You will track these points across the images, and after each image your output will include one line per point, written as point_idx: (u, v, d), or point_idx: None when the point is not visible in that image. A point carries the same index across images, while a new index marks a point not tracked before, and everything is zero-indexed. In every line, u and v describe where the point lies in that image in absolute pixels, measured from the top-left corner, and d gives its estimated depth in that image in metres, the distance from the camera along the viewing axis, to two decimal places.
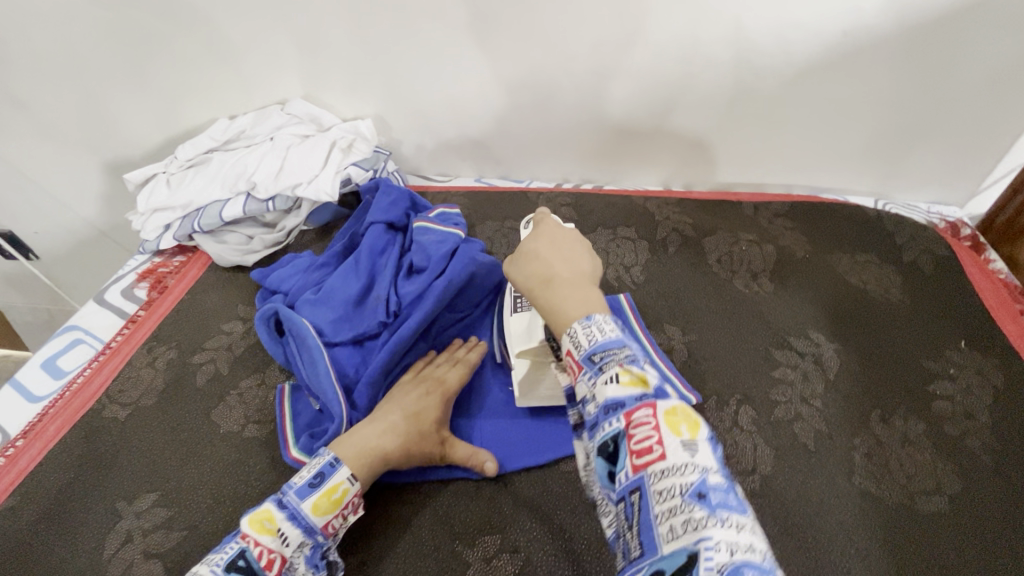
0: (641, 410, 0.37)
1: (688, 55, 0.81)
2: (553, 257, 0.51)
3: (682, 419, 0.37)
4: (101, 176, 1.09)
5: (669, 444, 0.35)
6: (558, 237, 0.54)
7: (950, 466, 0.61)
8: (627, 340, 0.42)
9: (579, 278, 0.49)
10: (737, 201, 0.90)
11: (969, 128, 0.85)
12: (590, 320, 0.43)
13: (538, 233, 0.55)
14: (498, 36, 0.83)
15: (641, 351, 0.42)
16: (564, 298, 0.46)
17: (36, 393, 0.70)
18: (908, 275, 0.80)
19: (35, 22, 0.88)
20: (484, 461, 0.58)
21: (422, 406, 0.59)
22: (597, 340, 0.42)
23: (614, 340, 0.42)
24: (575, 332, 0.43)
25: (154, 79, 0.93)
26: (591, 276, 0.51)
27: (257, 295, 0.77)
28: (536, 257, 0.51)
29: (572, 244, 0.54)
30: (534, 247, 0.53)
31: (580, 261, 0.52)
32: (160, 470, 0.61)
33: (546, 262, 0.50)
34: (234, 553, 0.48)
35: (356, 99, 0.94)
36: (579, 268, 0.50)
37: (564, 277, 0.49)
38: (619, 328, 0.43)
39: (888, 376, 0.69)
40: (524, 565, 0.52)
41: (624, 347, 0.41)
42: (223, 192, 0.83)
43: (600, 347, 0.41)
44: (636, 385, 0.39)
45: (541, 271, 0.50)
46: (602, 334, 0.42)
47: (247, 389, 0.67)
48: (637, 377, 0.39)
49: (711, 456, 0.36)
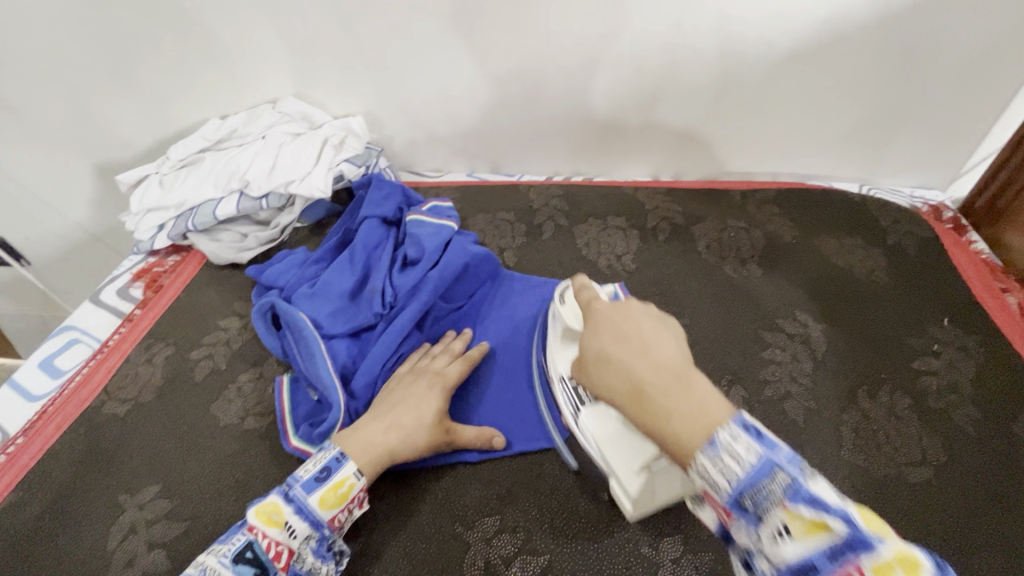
0: (841, 571, 0.32)
1: (672, 47, 0.83)
2: (628, 351, 0.45)
3: (896, 567, 0.31)
4: (92, 180, 1.09)
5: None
6: (619, 319, 0.48)
7: (934, 438, 0.63)
8: (776, 458, 0.35)
9: (670, 372, 0.42)
10: (725, 189, 0.92)
11: (947, 113, 0.87)
12: (714, 445, 0.37)
13: (596, 326, 0.49)
14: (485, 31, 0.84)
15: (797, 461, 0.36)
16: (672, 417, 0.39)
17: (35, 393, 0.70)
18: (892, 256, 0.82)
19: (24, 26, 0.88)
20: (491, 437, 0.60)
21: (423, 400, 0.59)
22: (738, 477, 0.36)
23: (761, 469, 0.35)
24: (701, 467, 0.37)
25: (145, 80, 0.94)
26: (684, 360, 0.43)
27: (253, 291, 0.78)
28: (608, 361, 0.45)
29: (641, 325, 0.47)
30: (600, 345, 0.47)
31: (662, 348, 0.44)
32: (161, 463, 0.61)
33: (625, 364, 0.44)
34: (242, 545, 0.49)
35: (346, 96, 0.95)
36: (663, 355, 0.43)
37: (655, 378, 0.42)
38: (759, 440, 0.36)
39: (875, 354, 0.70)
40: (523, 544, 0.54)
41: (775, 473, 0.35)
42: (216, 191, 0.83)
43: (747, 485, 0.35)
44: (817, 532, 0.33)
45: (625, 382, 0.43)
46: (739, 466, 0.36)
47: (245, 383, 0.68)
48: (814, 522, 0.33)
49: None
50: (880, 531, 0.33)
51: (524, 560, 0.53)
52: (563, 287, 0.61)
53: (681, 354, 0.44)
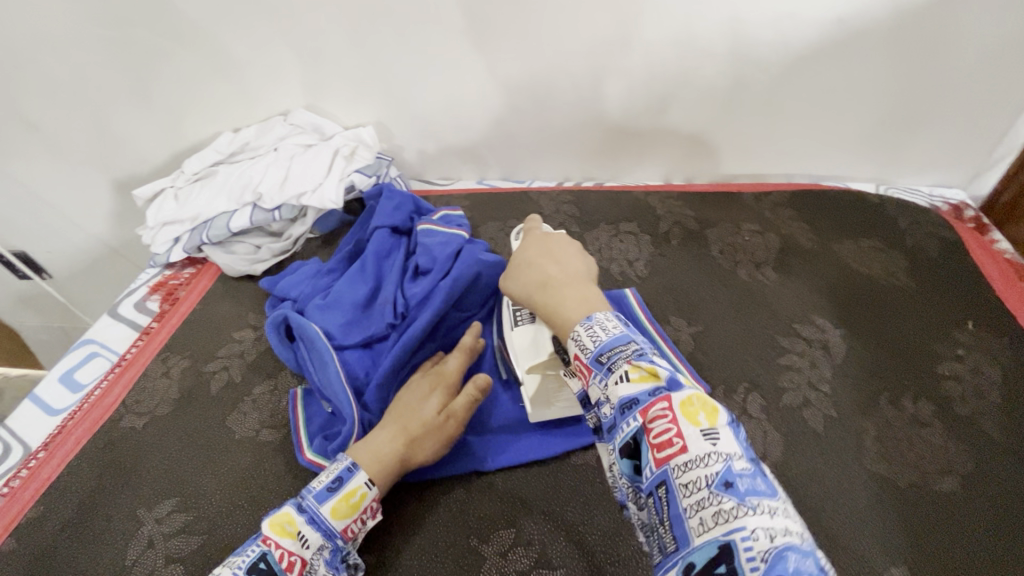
0: (655, 403, 0.36)
1: (683, 50, 0.82)
2: (547, 260, 0.55)
3: (698, 407, 0.36)
4: (110, 194, 1.11)
5: (689, 435, 0.34)
6: (548, 241, 0.58)
7: (961, 446, 0.61)
8: (633, 336, 0.42)
9: (572, 276, 0.52)
10: (738, 192, 0.91)
11: (966, 110, 0.85)
12: (590, 320, 0.44)
13: (529, 243, 0.59)
14: (494, 39, 0.84)
15: (647, 344, 0.42)
16: (562, 298, 0.49)
17: (55, 407, 0.71)
18: (913, 258, 0.80)
19: (45, 46, 0.90)
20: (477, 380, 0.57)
21: (424, 401, 0.59)
22: (601, 340, 0.42)
23: (618, 338, 0.41)
24: (578, 335, 0.43)
25: (161, 96, 0.95)
26: (586, 275, 0.54)
27: (267, 302, 0.78)
28: (527, 265, 0.55)
29: (562, 247, 0.58)
30: (525, 256, 0.57)
31: (575, 266, 0.55)
32: (178, 477, 0.62)
33: (540, 267, 0.54)
34: (255, 556, 0.48)
35: (356, 107, 0.95)
36: (571, 268, 0.54)
37: (560, 279, 0.52)
38: (623, 326, 0.44)
39: (896, 359, 0.69)
40: (539, 558, 0.53)
41: (629, 342, 0.41)
42: (230, 204, 0.84)
43: (605, 345, 0.41)
44: (647, 378, 0.38)
45: (536, 277, 0.53)
46: (604, 334, 0.42)
47: (260, 395, 0.68)
48: (648, 371, 0.38)
49: (734, 441, 0.34)
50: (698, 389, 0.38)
51: None
52: (517, 232, 0.69)
53: (587, 271, 0.55)
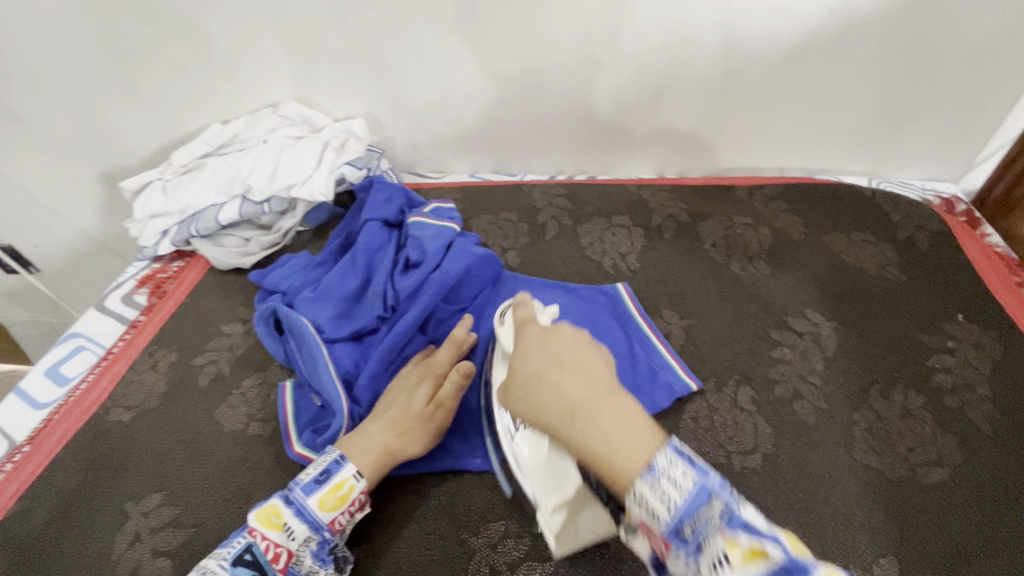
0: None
1: (676, 42, 0.81)
2: (562, 370, 0.42)
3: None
4: (97, 187, 1.10)
5: None
6: (547, 337, 0.45)
7: (950, 437, 0.61)
8: (710, 485, 0.34)
9: (603, 390, 0.40)
10: (731, 185, 0.90)
11: (957, 103, 0.85)
12: (652, 471, 0.35)
13: (526, 346, 0.46)
14: (486, 30, 0.83)
15: (725, 485, 0.35)
16: (602, 432, 0.38)
17: (40, 400, 0.70)
18: (904, 251, 0.80)
19: (28, 35, 0.88)
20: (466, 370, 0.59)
21: (414, 392, 0.59)
22: (676, 505, 0.34)
23: (697, 497, 0.34)
24: (640, 493, 0.35)
25: (148, 87, 0.94)
26: (616, 377, 0.42)
27: (256, 296, 0.77)
28: (538, 380, 0.43)
29: (568, 340, 0.45)
30: (527, 365, 0.44)
31: (594, 364, 0.43)
32: (166, 471, 0.61)
33: (557, 383, 0.42)
34: (241, 548, 0.49)
35: (347, 99, 0.94)
36: (593, 372, 0.42)
37: (589, 397, 0.40)
38: (692, 466, 0.35)
39: (886, 352, 0.69)
40: (529, 550, 0.53)
41: (711, 501, 0.34)
42: (218, 196, 0.83)
43: (683, 512, 0.34)
44: (754, 559, 0.32)
45: (558, 403, 0.41)
46: (677, 493, 0.34)
47: (248, 389, 0.68)
48: (752, 549, 0.32)
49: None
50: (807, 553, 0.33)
51: (529, 567, 0.52)
52: (507, 304, 0.60)
53: (609, 369, 0.43)
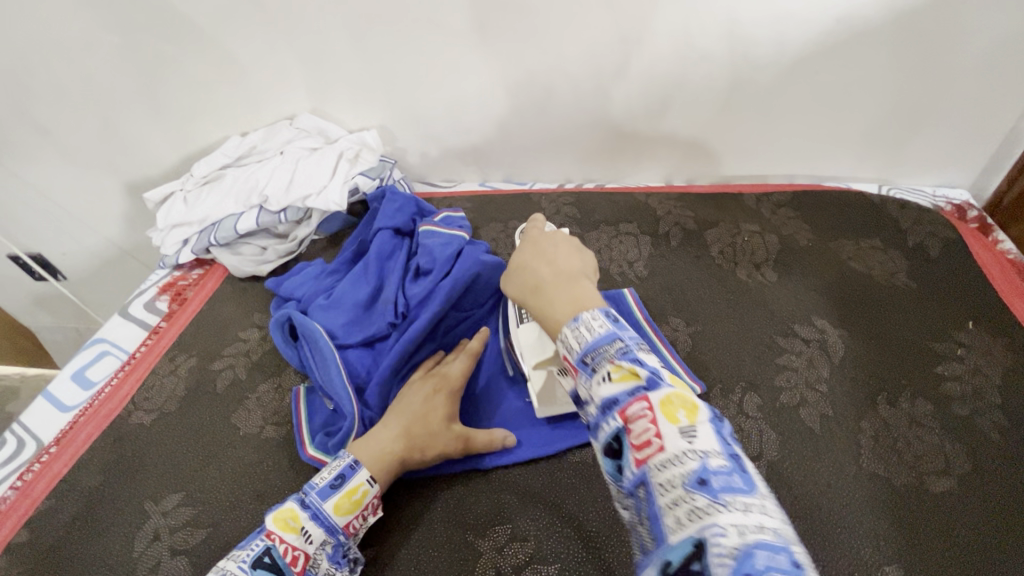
0: (635, 404, 0.36)
1: (683, 52, 0.83)
2: (538, 262, 0.53)
3: (679, 406, 0.36)
4: (122, 197, 1.14)
5: (668, 435, 0.35)
6: (542, 244, 0.56)
7: (959, 446, 0.61)
8: (620, 334, 0.41)
9: (566, 276, 0.50)
10: (739, 193, 0.91)
11: (968, 110, 0.85)
12: (576, 320, 0.43)
13: (524, 246, 0.57)
14: (495, 43, 0.85)
15: (637, 340, 0.41)
16: (554, 300, 0.47)
17: (67, 403, 0.73)
18: (914, 258, 0.80)
19: (59, 54, 0.93)
20: (503, 437, 0.61)
21: (432, 406, 0.60)
22: (587, 340, 0.41)
23: (605, 336, 0.40)
24: (564, 335, 0.43)
25: (170, 101, 0.98)
26: (582, 272, 0.51)
27: (272, 303, 0.80)
28: (518, 269, 0.53)
29: (555, 247, 0.55)
30: (519, 258, 0.55)
31: (567, 263, 0.52)
32: (184, 472, 0.63)
33: (532, 270, 0.52)
34: (260, 550, 0.50)
35: (360, 111, 0.97)
36: (565, 266, 0.51)
37: (553, 280, 0.50)
38: (613, 321, 0.42)
39: (894, 359, 0.69)
40: (534, 553, 0.54)
41: (615, 341, 0.40)
42: (237, 206, 0.86)
43: (589, 345, 0.40)
44: (629, 379, 0.37)
45: (528, 282, 0.51)
46: (590, 333, 0.41)
47: (264, 393, 0.70)
48: (629, 372, 0.38)
49: (714, 438, 0.35)
50: (680, 387, 0.38)
51: (534, 570, 0.53)
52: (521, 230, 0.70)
53: (581, 269, 0.52)
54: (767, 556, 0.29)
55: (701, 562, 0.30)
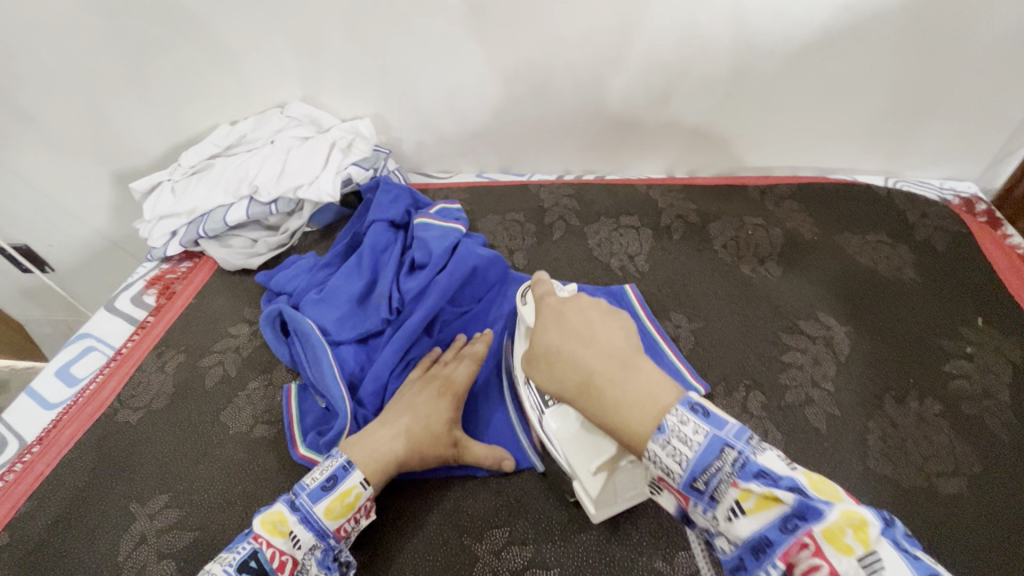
0: (793, 542, 0.34)
1: (687, 38, 0.80)
2: (578, 343, 0.48)
3: (843, 530, 0.33)
4: (109, 186, 1.11)
5: (844, 568, 0.32)
6: (567, 314, 0.51)
7: (968, 446, 0.59)
8: (724, 438, 0.38)
9: (618, 360, 0.45)
10: (742, 185, 0.89)
11: (977, 100, 0.83)
12: (662, 430, 0.40)
13: (545, 322, 0.52)
14: (493, 28, 0.82)
15: (743, 434, 0.38)
16: (613, 400, 0.43)
17: (51, 400, 0.71)
18: (921, 253, 0.78)
19: (40, 37, 0.89)
20: (501, 459, 0.57)
21: (434, 407, 0.58)
22: (692, 460, 0.38)
23: (709, 451, 0.38)
24: (656, 456, 0.40)
25: (157, 87, 0.94)
26: (630, 349, 0.46)
27: (263, 297, 0.77)
28: (557, 356, 0.49)
29: (582, 316, 0.50)
30: (550, 341, 0.50)
31: (609, 337, 0.48)
32: (172, 472, 0.61)
33: (573, 358, 0.47)
34: (247, 554, 0.48)
35: (354, 99, 0.94)
36: (609, 345, 0.47)
37: (602, 368, 0.45)
38: (706, 419, 0.39)
39: (901, 357, 0.67)
40: (533, 558, 0.52)
41: (725, 454, 0.37)
42: (226, 197, 0.84)
43: (700, 468, 0.38)
44: (770, 509, 0.35)
45: (576, 374, 0.47)
46: (690, 449, 0.38)
47: (254, 390, 0.68)
48: (764, 496, 0.35)
49: (895, 559, 0.32)
50: (825, 495, 0.35)
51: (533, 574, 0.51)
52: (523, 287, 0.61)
53: (627, 341, 0.48)
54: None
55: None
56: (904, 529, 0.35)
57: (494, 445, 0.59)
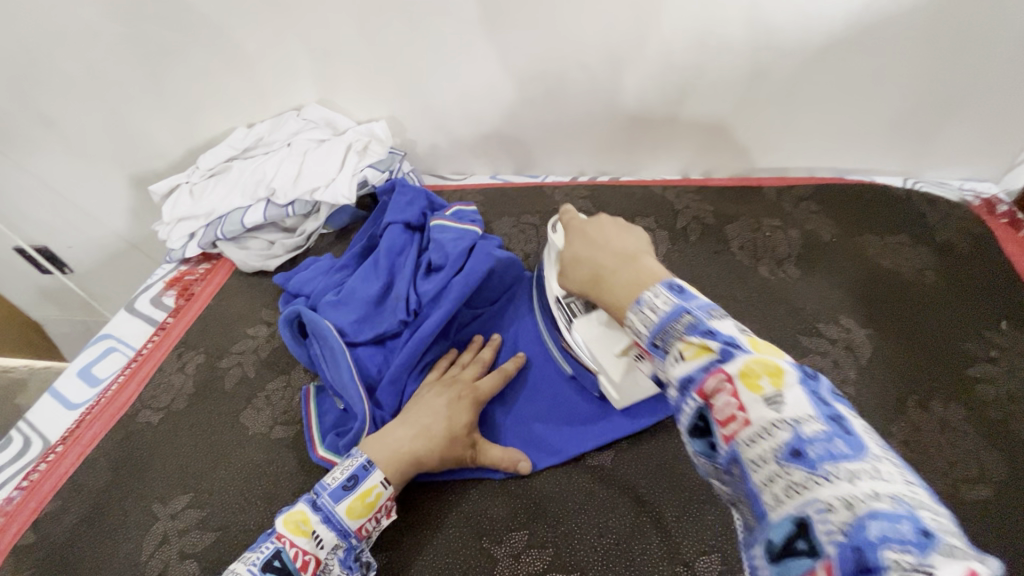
0: (712, 379, 0.33)
1: (703, 40, 0.79)
2: (592, 249, 0.54)
3: (761, 374, 0.32)
4: (127, 189, 1.12)
5: (750, 404, 0.31)
6: (590, 228, 0.57)
7: (994, 452, 0.58)
8: (688, 307, 0.39)
9: (621, 257, 0.50)
10: (759, 186, 0.88)
11: (1000, 100, 0.81)
12: (640, 303, 0.42)
13: (571, 236, 0.58)
14: (508, 30, 0.82)
15: (708, 308, 0.38)
16: (614, 285, 0.48)
17: (73, 401, 0.72)
18: (943, 254, 0.77)
19: (61, 43, 0.90)
20: (517, 461, 0.58)
21: (454, 408, 0.58)
22: (654, 322, 0.40)
23: (671, 313, 0.39)
24: (633, 321, 0.42)
25: (174, 92, 0.95)
26: (638, 249, 0.51)
27: (281, 298, 0.78)
28: (577, 261, 0.55)
29: (603, 229, 0.56)
30: (571, 251, 0.56)
31: (621, 242, 0.53)
32: (193, 473, 0.62)
33: (588, 260, 0.53)
34: (270, 553, 0.49)
35: (369, 101, 0.95)
36: (620, 248, 0.52)
37: (610, 264, 0.51)
38: (678, 296, 0.41)
39: (924, 361, 0.66)
40: (553, 561, 0.52)
41: (682, 316, 0.38)
42: (243, 199, 0.84)
43: (658, 326, 0.39)
44: (701, 353, 0.35)
45: (589, 273, 0.53)
46: (656, 315, 0.40)
47: (273, 391, 0.68)
48: (701, 346, 0.35)
49: (806, 402, 0.31)
50: (761, 350, 0.34)
51: None
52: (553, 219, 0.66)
53: (637, 246, 0.53)
54: (886, 526, 0.25)
55: (809, 541, 0.27)
56: (840, 394, 0.32)
57: (510, 447, 0.59)
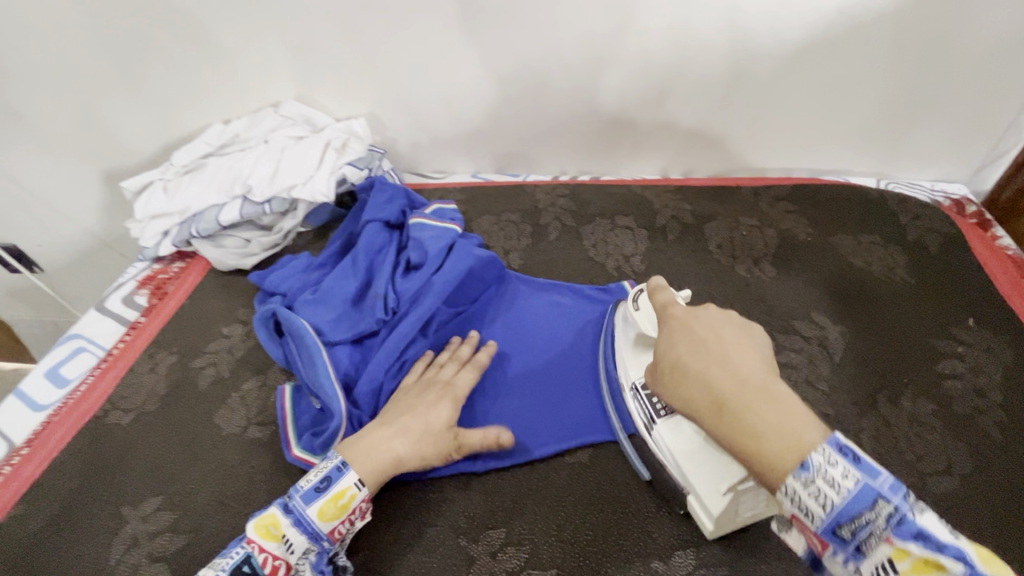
0: None
1: (682, 40, 0.80)
2: (708, 362, 0.44)
3: None
4: (99, 185, 1.09)
5: None
6: (697, 326, 0.47)
7: (960, 445, 0.60)
8: (877, 487, 0.36)
9: (753, 389, 0.41)
10: (737, 185, 0.89)
11: (966, 104, 0.84)
12: (805, 468, 0.37)
13: (670, 330, 0.49)
14: (488, 28, 0.82)
15: (898, 486, 0.37)
16: (753, 424, 0.40)
17: (40, 402, 0.70)
18: (913, 253, 0.79)
19: (30, 35, 0.88)
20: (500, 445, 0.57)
21: (433, 405, 0.58)
22: (837, 504, 0.36)
23: (861, 499, 0.36)
24: (791, 489, 0.38)
25: (149, 86, 0.93)
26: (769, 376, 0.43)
27: (256, 297, 0.77)
28: (685, 372, 0.46)
29: (718, 330, 0.46)
30: (678, 356, 0.47)
31: (744, 359, 0.44)
32: (164, 474, 0.61)
33: (702, 378, 0.44)
34: (239, 559, 0.48)
35: (348, 98, 0.93)
36: (745, 367, 0.43)
37: (737, 393, 0.42)
38: (857, 464, 0.36)
39: (893, 356, 0.68)
40: (529, 558, 0.52)
41: (879, 505, 0.36)
42: (219, 197, 0.82)
43: (844, 512, 0.36)
44: (926, 569, 0.34)
45: (704, 394, 0.44)
46: (838, 494, 0.36)
47: (248, 391, 0.67)
48: (923, 558, 0.34)
49: None
50: (991, 563, 0.34)
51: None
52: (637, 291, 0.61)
53: (765, 367, 0.44)
54: None
55: None
56: None
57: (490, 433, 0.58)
